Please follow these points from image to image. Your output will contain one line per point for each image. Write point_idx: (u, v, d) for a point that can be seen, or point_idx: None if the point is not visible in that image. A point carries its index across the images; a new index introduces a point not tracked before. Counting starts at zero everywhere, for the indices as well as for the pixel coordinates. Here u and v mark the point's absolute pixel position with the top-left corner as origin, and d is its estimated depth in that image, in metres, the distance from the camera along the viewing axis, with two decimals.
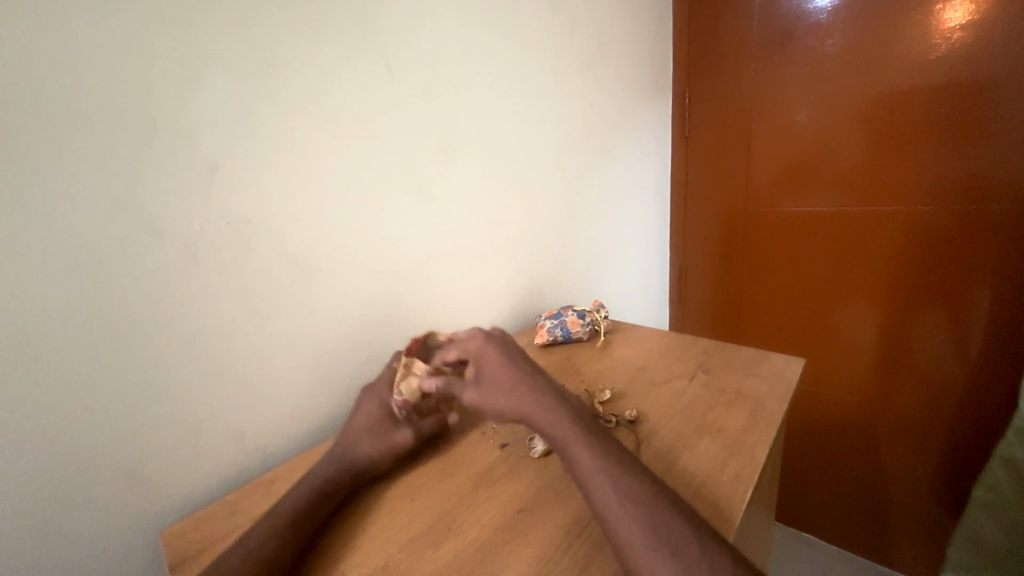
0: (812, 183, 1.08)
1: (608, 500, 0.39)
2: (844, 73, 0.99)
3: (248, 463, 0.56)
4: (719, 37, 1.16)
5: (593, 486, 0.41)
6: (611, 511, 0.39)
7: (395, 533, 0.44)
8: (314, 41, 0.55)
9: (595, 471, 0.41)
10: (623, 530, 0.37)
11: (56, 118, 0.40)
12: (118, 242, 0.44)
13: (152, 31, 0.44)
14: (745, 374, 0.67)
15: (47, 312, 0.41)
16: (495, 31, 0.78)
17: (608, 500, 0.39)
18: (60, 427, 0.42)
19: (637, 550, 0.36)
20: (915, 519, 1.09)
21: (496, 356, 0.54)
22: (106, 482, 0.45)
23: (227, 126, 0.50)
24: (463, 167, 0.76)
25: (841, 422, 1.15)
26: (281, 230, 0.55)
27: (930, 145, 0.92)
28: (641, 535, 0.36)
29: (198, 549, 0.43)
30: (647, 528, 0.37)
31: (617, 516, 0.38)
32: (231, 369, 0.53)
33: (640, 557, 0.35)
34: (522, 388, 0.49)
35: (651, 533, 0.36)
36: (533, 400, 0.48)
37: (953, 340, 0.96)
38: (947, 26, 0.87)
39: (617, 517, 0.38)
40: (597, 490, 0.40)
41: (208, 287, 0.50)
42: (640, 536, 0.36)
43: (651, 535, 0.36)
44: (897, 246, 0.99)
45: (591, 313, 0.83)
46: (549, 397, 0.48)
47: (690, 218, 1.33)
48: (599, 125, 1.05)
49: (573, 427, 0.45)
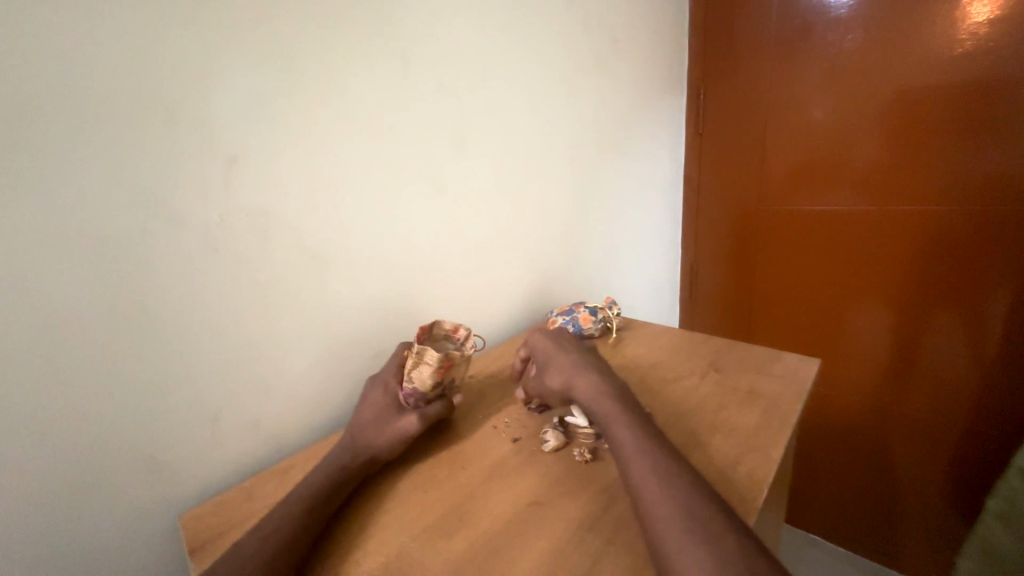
0: (828, 182, 1.07)
1: (645, 483, 0.40)
2: (863, 70, 0.98)
3: (264, 452, 0.57)
4: (737, 31, 1.14)
5: (631, 467, 0.42)
6: (643, 490, 0.40)
7: (408, 523, 0.44)
8: (331, 34, 0.56)
9: (634, 453, 0.43)
10: (655, 507, 0.38)
11: (83, 115, 0.41)
12: (141, 235, 0.45)
13: (175, 25, 0.45)
14: (758, 374, 0.66)
15: (72, 303, 0.42)
16: (510, 26, 0.77)
17: (644, 482, 0.40)
18: (84, 414, 0.43)
19: (669, 529, 0.36)
20: (927, 522, 1.07)
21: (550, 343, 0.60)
22: (125, 466, 0.46)
23: (245, 119, 0.50)
24: (476, 160, 0.75)
25: (852, 423, 1.14)
26: (297, 222, 0.56)
27: (952, 142, 0.90)
28: (670, 521, 0.37)
29: (218, 534, 0.44)
30: (677, 511, 0.37)
31: (650, 497, 0.39)
32: (247, 360, 0.54)
33: (671, 537, 0.36)
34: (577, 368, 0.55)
35: (682, 515, 0.37)
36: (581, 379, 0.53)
37: (969, 343, 0.94)
38: (972, 21, 0.85)
39: (648, 497, 0.39)
40: (636, 472, 0.42)
41: (227, 280, 0.51)
42: (672, 517, 0.37)
43: (684, 518, 0.37)
44: (912, 247, 0.98)
45: (602, 309, 0.82)
46: (592, 377, 0.53)
47: (703, 215, 1.31)
48: (613, 121, 1.04)
49: (617, 406, 0.49)
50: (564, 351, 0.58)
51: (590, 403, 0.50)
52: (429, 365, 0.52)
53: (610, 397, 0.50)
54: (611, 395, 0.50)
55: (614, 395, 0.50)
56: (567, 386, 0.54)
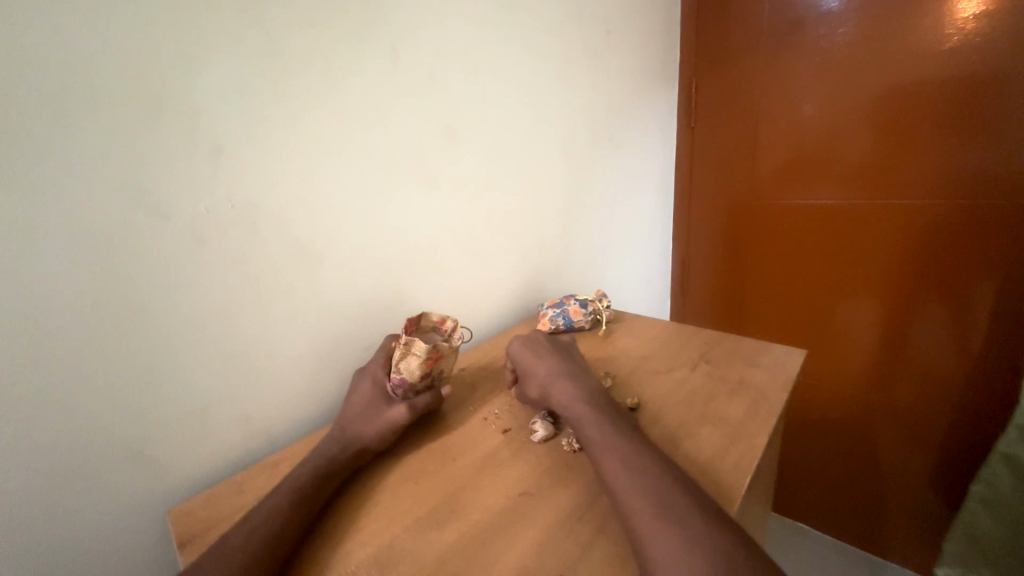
0: (818, 176, 1.07)
1: (616, 475, 0.41)
2: (854, 64, 0.98)
3: (254, 445, 0.57)
4: (729, 24, 1.14)
5: (603, 462, 0.43)
6: (615, 482, 0.40)
7: (399, 514, 0.44)
8: (319, 24, 0.55)
9: (604, 448, 0.44)
10: (627, 497, 0.39)
11: (63, 105, 0.40)
12: (126, 227, 0.44)
13: (159, 12, 0.44)
14: (746, 365, 0.67)
15: (56, 296, 0.41)
16: (500, 18, 0.77)
17: (616, 473, 0.41)
18: (70, 408, 0.43)
19: (645, 518, 0.37)
20: (911, 510, 1.10)
21: (523, 348, 0.60)
22: (111, 462, 0.46)
23: (231, 110, 0.49)
24: (466, 153, 0.75)
25: (840, 414, 1.15)
26: (285, 215, 0.55)
27: (938, 138, 0.92)
28: (644, 510, 0.37)
29: (207, 527, 0.44)
30: (650, 498, 0.38)
31: (623, 487, 0.40)
32: (237, 352, 0.54)
33: (645, 523, 0.37)
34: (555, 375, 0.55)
35: (655, 501, 0.38)
36: (558, 387, 0.53)
37: (953, 335, 0.96)
38: (962, 16, 0.86)
39: (620, 487, 0.40)
40: (607, 465, 0.42)
41: (214, 273, 0.50)
42: (644, 505, 0.38)
43: (656, 506, 0.37)
44: (898, 241, 1.00)
45: (593, 302, 0.82)
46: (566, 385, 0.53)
47: (694, 209, 1.32)
48: (604, 115, 1.04)
49: (589, 408, 0.49)
50: (529, 362, 0.58)
51: (563, 410, 0.50)
52: (417, 357, 0.53)
53: (582, 402, 0.50)
54: (581, 398, 0.50)
55: (586, 398, 0.50)
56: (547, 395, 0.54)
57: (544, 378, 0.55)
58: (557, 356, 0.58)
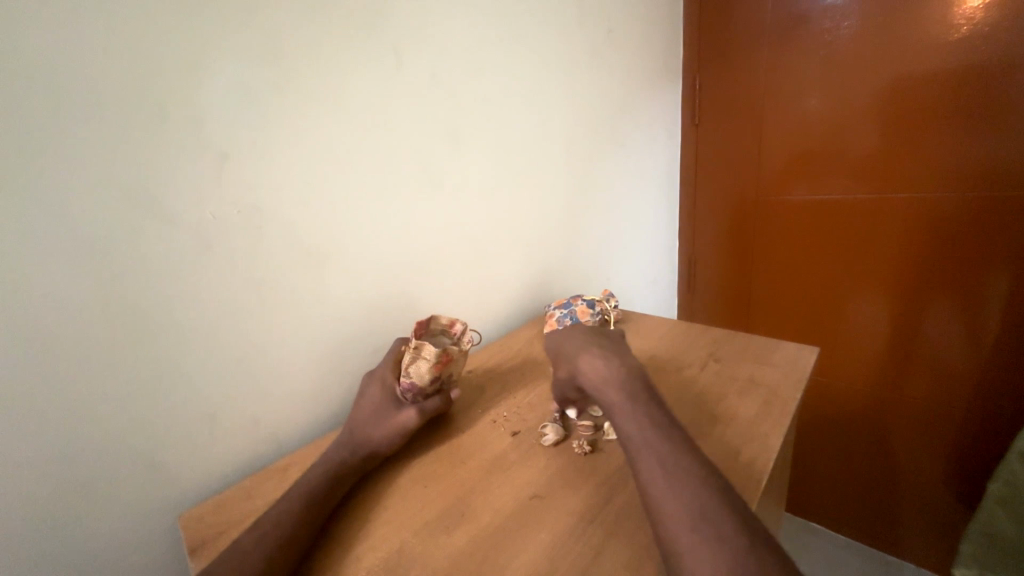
0: (826, 172, 1.06)
1: (652, 478, 0.39)
2: (861, 57, 0.97)
3: (263, 450, 0.57)
4: (732, 20, 1.13)
5: (640, 462, 0.41)
6: (652, 485, 0.38)
7: (408, 518, 0.44)
8: (322, 29, 0.55)
9: (642, 446, 0.42)
10: (665, 504, 0.37)
11: (70, 114, 0.40)
12: (134, 234, 0.44)
13: (164, 22, 0.44)
14: (758, 363, 0.66)
15: (67, 304, 0.41)
16: (502, 21, 0.76)
17: (653, 477, 0.39)
18: (81, 415, 0.43)
19: (681, 527, 0.35)
20: (926, 507, 1.08)
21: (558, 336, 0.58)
22: (120, 469, 0.46)
23: (235, 116, 0.49)
24: (469, 154, 0.75)
25: (851, 411, 1.14)
26: (291, 219, 0.55)
27: (949, 130, 0.90)
28: (682, 519, 0.35)
29: (217, 533, 0.44)
30: (682, 505, 0.36)
31: (659, 492, 0.38)
32: (246, 358, 0.54)
33: (681, 533, 0.35)
34: (583, 352, 0.53)
35: (689, 509, 0.36)
36: (586, 366, 0.51)
37: (968, 329, 0.95)
38: (970, 6, 0.85)
39: (657, 492, 0.38)
40: (644, 465, 0.40)
41: (222, 278, 0.51)
42: (679, 511, 0.36)
43: (694, 515, 0.35)
44: (909, 235, 0.98)
45: (600, 302, 0.82)
46: (595, 362, 0.51)
47: (700, 207, 1.31)
48: (607, 114, 1.03)
49: (623, 395, 0.47)
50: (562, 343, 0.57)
51: (595, 390, 0.49)
52: (426, 360, 0.52)
53: (614, 383, 0.48)
54: (615, 380, 0.48)
55: (617, 379, 0.49)
56: (576, 372, 0.52)
57: (573, 354, 0.54)
58: (588, 336, 0.56)
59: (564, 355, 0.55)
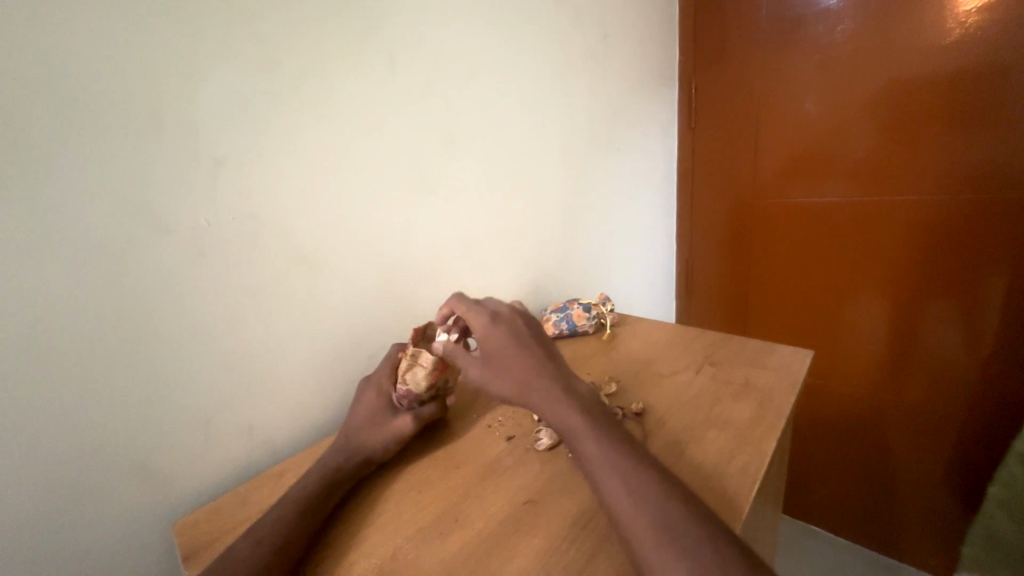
0: (822, 174, 1.06)
1: (616, 498, 0.38)
2: (856, 60, 0.97)
3: (259, 455, 0.57)
4: (728, 25, 1.14)
5: (602, 482, 0.40)
6: (617, 505, 0.38)
7: (403, 524, 0.44)
8: (317, 37, 0.55)
9: (602, 466, 0.40)
10: (631, 525, 0.37)
11: (65, 124, 0.40)
12: (129, 242, 0.45)
13: (158, 32, 0.44)
14: (753, 366, 0.67)
15: (62, 311, 0.42)
16: (497, 26, 0.77)
17: (618, 497, 0.38)
18: (76, 422, 0.43)
19: (650, 547, 0.35)
20: (925, 509, 1.08)
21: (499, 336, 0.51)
22: (115, 476, 0.46)
23: (230, 124, 0.50)
24: (465, 159, 0.75)
25: (850, 414, 1.14)
26: (286, 225, 0.56)
27: (944, 132, 0.91)
28: (652, 539, 0.35)
29: (212, 540, 0.44)
30: (652, 522, 0.36)
31: (625, 513, 0.37)
32: (241, 364, 0.54)
33: (651, 554, 0.35)
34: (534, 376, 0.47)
35: (661, 527, 0.36)
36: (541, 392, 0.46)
37: (965, 331, 0.95)
38: (963, 10, 0.85)
39: (623, 512, 0.37)
40: (606, 486, 0.39)
41: (217, 285, 0.51)
42: (653, 530, 0.36)
43: (662, 534, 0.35)
44: (905, 236, 0.98)
45: (596, 306, 0.82)
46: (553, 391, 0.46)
47: (697, 210, 1.31)
48: (603, 118, 1.04)
49: (580, 417, 0.44)
50: (502, 352, 0.49)
51: (556, 420, 0.45)
52: (424, 368, 0.53)
53: (573, 409, 0.44)
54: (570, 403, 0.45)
55: (577, 405, 0.45)
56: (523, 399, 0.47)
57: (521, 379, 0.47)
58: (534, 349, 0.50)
59: (506, 371, 0.48)
